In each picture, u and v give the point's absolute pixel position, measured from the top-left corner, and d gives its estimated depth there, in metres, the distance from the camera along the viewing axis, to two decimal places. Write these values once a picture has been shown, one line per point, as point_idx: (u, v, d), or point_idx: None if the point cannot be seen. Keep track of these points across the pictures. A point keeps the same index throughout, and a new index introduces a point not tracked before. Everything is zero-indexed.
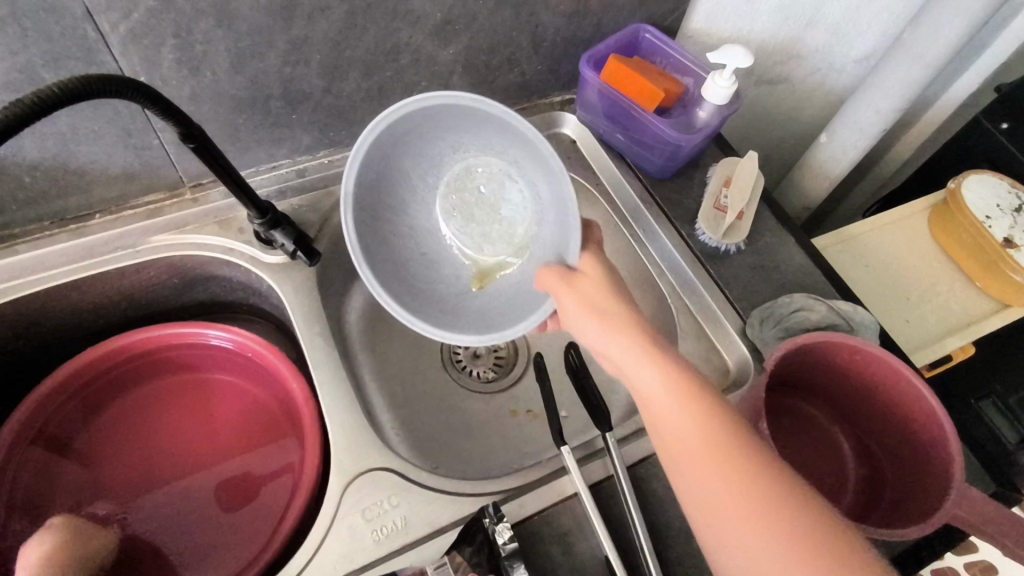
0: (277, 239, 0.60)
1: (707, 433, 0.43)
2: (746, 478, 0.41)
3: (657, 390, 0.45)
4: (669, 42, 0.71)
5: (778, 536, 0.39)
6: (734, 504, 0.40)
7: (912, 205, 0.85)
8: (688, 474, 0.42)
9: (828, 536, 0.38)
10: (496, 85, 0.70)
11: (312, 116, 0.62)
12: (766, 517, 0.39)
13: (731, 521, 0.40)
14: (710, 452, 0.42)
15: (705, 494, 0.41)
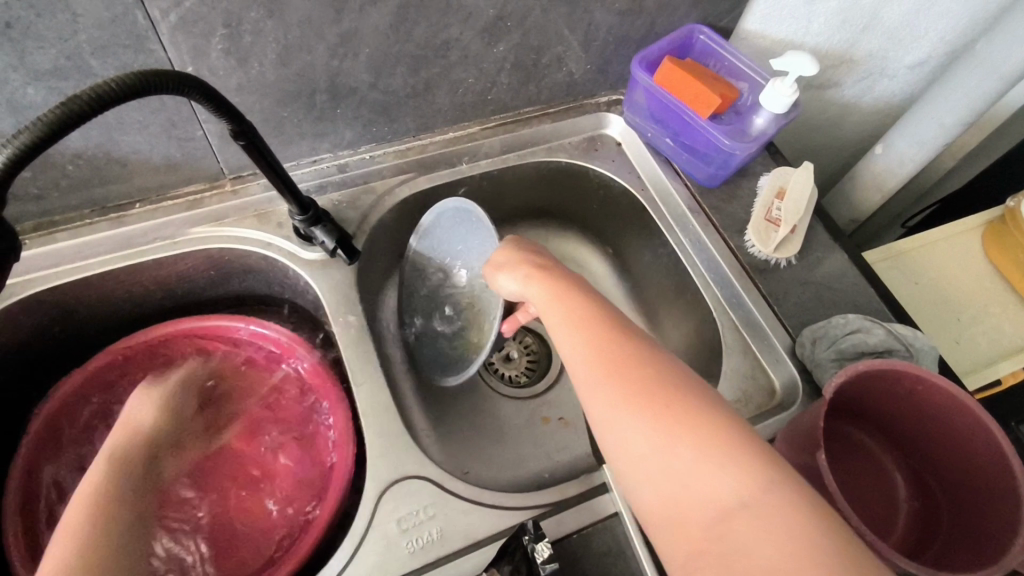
0: (317, 236, 0.58)
1: (625, 387, 0.43)
2: (662, 428, 0.40)
3: (580, 351, 0.47)
4: (725, 45, 0.68)
5: (694, 480, 0.38)
6: (652, 457, 0.40)
7: (965, 221, 0.82)
8: (609, 429, 0.43)
9: (743, 481, 0.37)
10: (543, 84, 0.68)
11: (356, 111, 0.60)
12: (682, 466, 0.39)
13: (654, 457, 0.40)
14: (625, 406, 0.42)
15: (626, 446, 0.41)
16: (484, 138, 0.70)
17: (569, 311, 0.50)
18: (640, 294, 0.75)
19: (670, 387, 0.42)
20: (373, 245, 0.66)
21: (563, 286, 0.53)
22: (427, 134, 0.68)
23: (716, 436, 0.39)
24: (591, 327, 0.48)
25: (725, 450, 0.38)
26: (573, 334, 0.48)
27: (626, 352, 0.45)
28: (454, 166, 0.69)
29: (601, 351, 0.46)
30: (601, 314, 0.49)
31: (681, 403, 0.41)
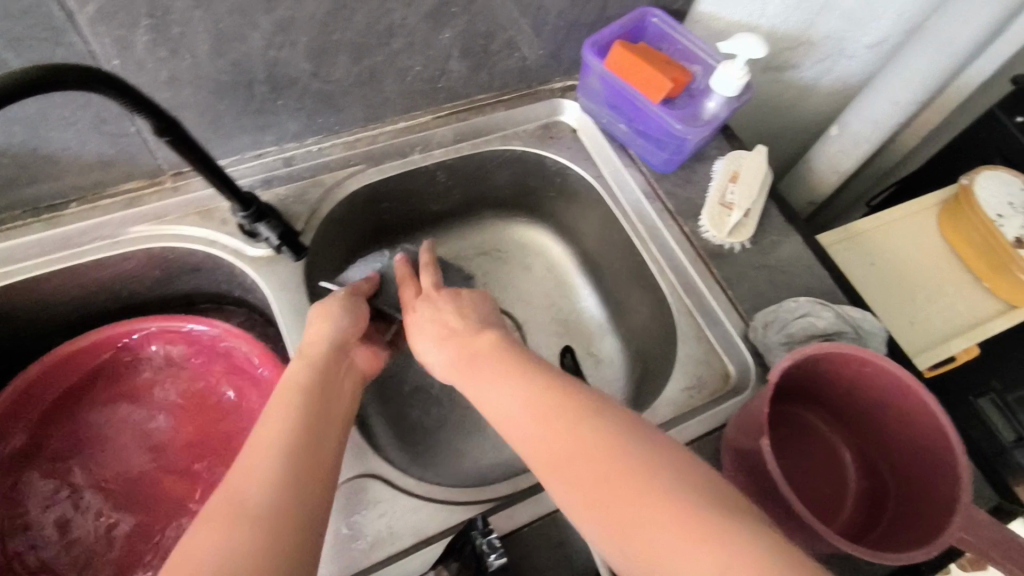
0: (261, 232, 0.57)
1: (583, 471, 0.38)
2: (633, 522, 0.35)
3: (528, 435, 0.42)
4: (677, 27, 0.67)
5: (679, 568, 0.33)
6: (629, 545, 0.35)
7: (921, 200, 0.83)
8: (576, 516, 0.38)
9: (723, 565, 0.31)
10: (495, 70, 0.67)
11: (299, 101, 0.59)
12: (665, 554, 0.33)
13: (634, 544, 0.34)
14: (587, 491, 0.37)
15: (599, 531, 0.36)
16: (435, 127, 0.68)
17: (506, 381, 0.45)
18: (601, 280, 0.75)
19: (637, 467, 0.37)
20: (324, 241, 0.65)
21: (495, 354, 0.48)
22: (376, 125, 0.66)
23: (690, 521, 0.34)
24: (542, 407, 0.42)
25: (699, 525, 0.33)
26: (520, 413, 0.43)
27: (580, 433, 0.39)
28: (405, 156, 0.67)
29: (556, 437, 0.40)
30: (546, 387, 0.43)
31: (650, 484, 0.36)
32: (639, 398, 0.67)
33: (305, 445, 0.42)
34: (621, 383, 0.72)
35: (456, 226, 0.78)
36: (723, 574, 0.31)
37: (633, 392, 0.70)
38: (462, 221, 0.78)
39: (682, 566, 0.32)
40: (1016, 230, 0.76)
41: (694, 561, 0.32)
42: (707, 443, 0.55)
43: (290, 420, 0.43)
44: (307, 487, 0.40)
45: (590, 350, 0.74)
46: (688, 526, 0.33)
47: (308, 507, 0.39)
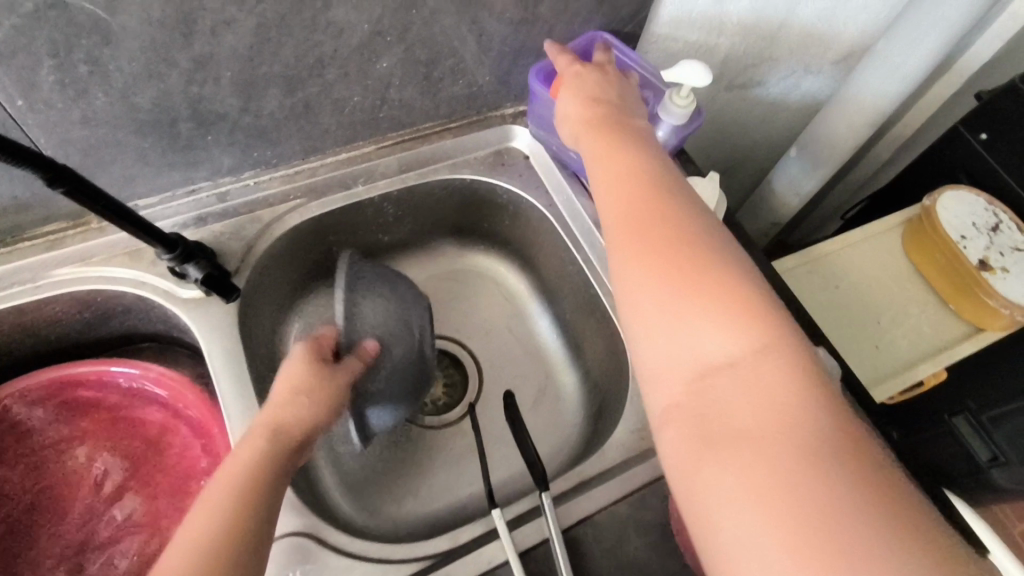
0: (189, 274, 0.54)
1: (656, 247, 0.41)
2: (687, 351, 0.37)
3: (608, 199, 0.45)
4: (626, 52, 0.65)
5: (698, 338, 0.37)
6: (677, 368, 0.37)
7: (885, 221, 0.81)
8: (627, 285, 0.40)
9: (739, 349, 0.36)
10: (441, 97, 0.65)
11: (230, 136, 0.56)
12: (713, 387, 0.36)
13: (679, 314, 0.38)
14: (648, 253, 0.40)
15: (637, 307, 0.40)
16: (380, 157, 0.66)
17: (618, 163, 0.47)
18: (559, 309, 0.73)
19: (757, 326, 0.37)
20: (263, 279, 0.63)
21: (606, 126, 0.51)
22: (318, 156, 0.64)
23: (775, 388, 0.34)
24: (639, 199, 0.43)
25: (744, 329, 0.36)
26: (615, 194, 0.45)
27: (689, 239, 0.41)
28: (348, 188, 0.65)
29: (644, 227, 0.42)
30: (667, 195, 0.43)
31: (750, 337, 0.36)
32: (596, 434, 0.65)
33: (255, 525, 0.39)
34: (579, 417, 0.69)
35: (408, 256, 0.76)
36: (759, 421, 0.33)
37: (591, 426, 0.67)
38: (415, 251, 0.76)
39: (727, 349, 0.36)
40: (982, 252, 0.75)
41: (734, 353, 0.36)
42: (658, 488, 0.52)
43: (230, 520, 0.38)
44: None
45: (548, 382, 0.72)
46: (750, 320, 0.37)
47: None
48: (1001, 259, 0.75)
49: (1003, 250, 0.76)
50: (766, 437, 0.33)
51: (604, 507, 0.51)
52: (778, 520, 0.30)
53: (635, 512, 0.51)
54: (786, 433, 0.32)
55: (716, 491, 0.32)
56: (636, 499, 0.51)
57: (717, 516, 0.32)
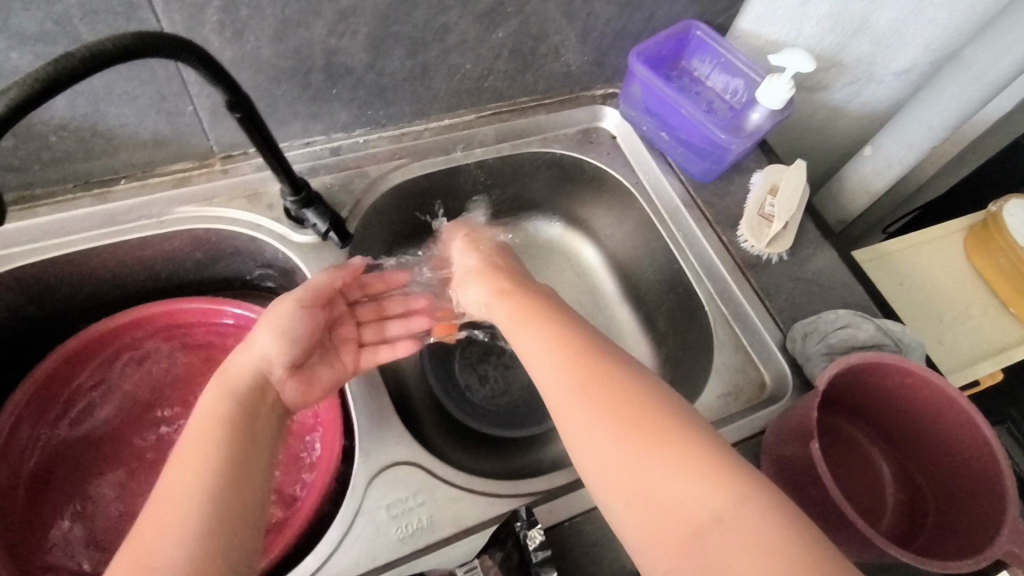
0: (309, 219, 0.58)
1: (610, 410, 0.43)
2: (668, 512, 0.37)
3: (552, 373, 0.47)
4: (722, 41, 0.69)
5: (676, 498, 0.37)
6: (664, 534, 0.37)
7: (949, 224, 0.83)
8: (597, 457, 0.41)
9: (722, 500, 0.36)
10: (541, 73, 0.68)
11: (352, 92, 0.60)
12: (704, 544, 0.35)
13: (651, 477, 0.39)
14: (606, 426, 0.42)
15: (608, 484, 0.40)
16: (479, 126, 0.69)
17: (548, 335, 0.51)
18: (633, 286, 0.76)
19: (717, 477, 0.37)
20: (367, 232, 0.66)
21: (531, 309, 0.55)
22: (423, 120, 0.67)
23: (750, 527, 0.35)
24: (588, 370, 0.46)
25: (709, 473, 0.38)
26: (558, 372, 0.47)
27: (635, 400, 0.43)
28: (448, 153, 0.68)
29: (590, 393, 0.44)
30: (608, 364, 0.46)
31: (721, 487, 0.37)
32: None
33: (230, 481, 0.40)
34: None
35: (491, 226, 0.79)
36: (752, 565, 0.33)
37: None
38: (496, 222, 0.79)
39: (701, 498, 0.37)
40: None
41: (712, 504, 0.36)
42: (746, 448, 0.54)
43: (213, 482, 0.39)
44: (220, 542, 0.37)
45: None
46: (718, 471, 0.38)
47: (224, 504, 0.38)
48: None
49: None
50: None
51: None
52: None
53: None
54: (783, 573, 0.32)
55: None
56: None
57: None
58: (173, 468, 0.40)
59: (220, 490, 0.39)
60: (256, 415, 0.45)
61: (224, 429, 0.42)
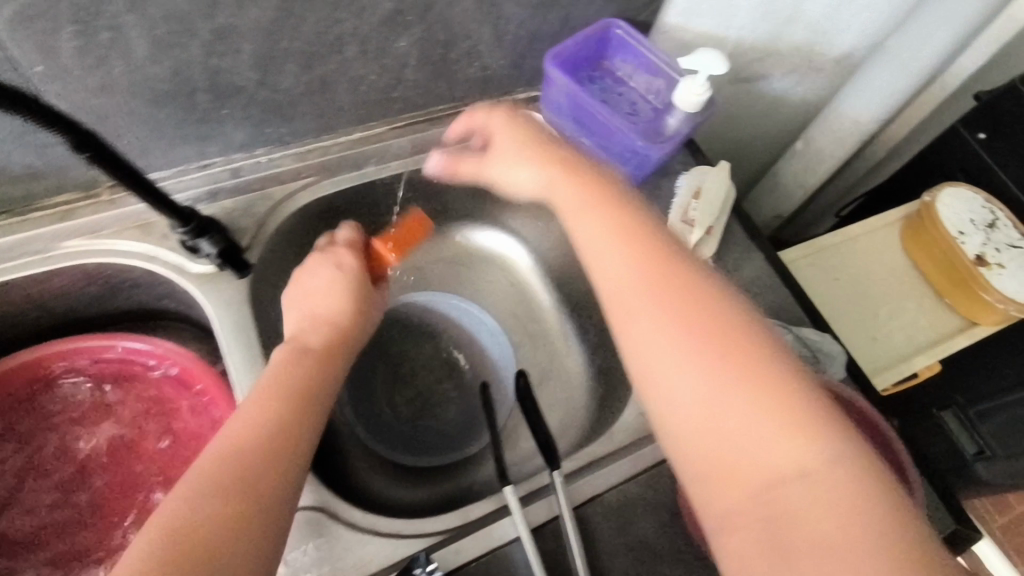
0: (203, 248, 0.54)
1: (687, 321, 0.41)
2: (746, 461, 0.37)
3: (622, 271, 0.45)
4: (642, 41, 0.67)
5: (756, 443, 0.37)
6: (737, 482, 0.37)
7: (887, 215, 0.83)
8: (671, 390, 0.40)
9: (810, 455, 0.36)
10: (456, 79, 0.65)
11: (245, 111, 0.56)
12: (777, 498, 0.35)
13: (733, 405, 0.38)
14: (697, 359, 0.40)
15: (677, 421, 0.40)
16: (392, 138, 0.66)
17: (626, 246, 0.46)
18: (566, 295, 0.74)
19: (822, 433, 0.37)
20: (275, 257, 0.63)
21: (593, 190, 0.51)
22: (330, 134, 0.63)
23: (835, 492, 0.34)
24: (676, 283, 0.43)
25: (781, 404, 0.38)
26: (631, 273, 0.45)
27: (718, 319, 0.41)
28: (359, 168, 0.65)
29: (687, 313, 0.42)
30: (710, 289, 0.43)
31: (817, 443, 0.36)
32: (602, 421, 0.65)
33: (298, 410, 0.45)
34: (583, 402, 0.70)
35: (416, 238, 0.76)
36: (845, 530, 0.33)
37: (594, 412, 0.68)
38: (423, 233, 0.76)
39: (781, 447, 0.36)
40: (979, 248, 0.76)
41: (790, 449, 0.36)
42: (664, 468, 0.53)
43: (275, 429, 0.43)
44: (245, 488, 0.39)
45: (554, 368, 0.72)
46: (791, 406, 0.37)
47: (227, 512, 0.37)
48: (997, 255, 0.76)
49: (1000, 246, 0.76)
50: (839, 546, 0.33)
51: (614, 486, 0.51)
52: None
53: (642, 490, 0.51)
54: (852, 540, 0.33)
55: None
56: (642, 479, 0.52)
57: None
58: (250, 404, 0.44)
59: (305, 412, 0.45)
60: (328, 365, 0.50)
61: (299, 378, 0.47)
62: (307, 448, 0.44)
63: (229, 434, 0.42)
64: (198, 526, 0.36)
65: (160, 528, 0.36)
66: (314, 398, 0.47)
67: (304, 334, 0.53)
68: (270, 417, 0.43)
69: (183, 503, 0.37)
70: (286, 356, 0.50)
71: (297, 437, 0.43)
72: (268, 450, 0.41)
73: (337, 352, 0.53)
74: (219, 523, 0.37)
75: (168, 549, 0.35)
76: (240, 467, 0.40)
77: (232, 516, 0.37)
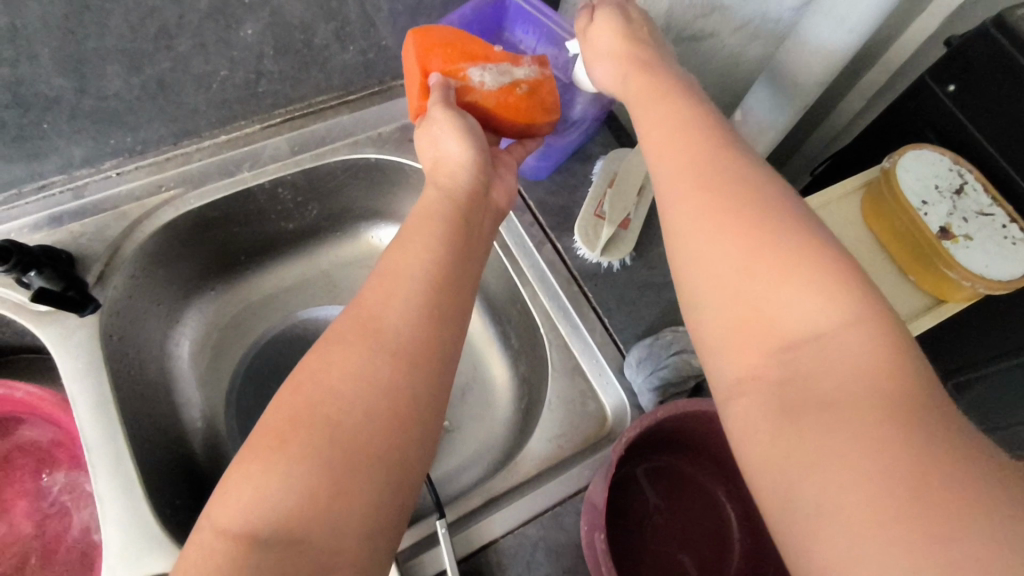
0: (35, 284, 0.47)
1: (698, 169, 0.34)
2: (758, 309, 0.29)
3: (652, 129, 0.39)
4: (541, 5, 0.58)
5: (773, 297, 0.29)
6: (749, 329, 0.29)
7: (843, 184, 0.70)
8: (689, 238, 0.32)
9: (829, 306, 0.28)
10: (331, 67, 0.57)
11: (72, 123, 0.48)
12: (800, 356, 0.28)
13: (744, 253, 0.30)
14: (725, 216, 0.32)
15: (699, 250, 0.32)
16: (265, 139, 0.59)
17: (665, 112, 0.39)
18: (484, 296, 0.67)
19: (849, 282, 0.28)
20: (147, 282, 0.56)
21: (654, 82, 0.43)
22: (193, 140, 0.56)
23: (867, 365, 0.26)
24: (704, 150, 0.35)
25: (811, 271, 0.29)
26: (672, 136, 0.37)
27: (725, 174, 0.33)
28: (231, 174, 0.57)
29: (699, 167, 0.34)
30: (736, 156, 0.35)
31: (843, 292, 0.28)
32: (521, 436, 0.57)
33: (453, 285, 0.38)
34: (503, 418, 0.62)
35: (321, 244, 0.69)
36: (853, 387, 0.25)
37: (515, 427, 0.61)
38: (327, 237, 0.69)
39: (788, 284, 0.29)
40: (943, 218, 0.62)
41: (805, 300, 0.28)
42: (572, 505, 0.46)
43: (423, 308, 0.36)
44: (421, 376, 0.33)
45: (475, 378, 0.65)
46: (812, 259, 0.29)
47: (415, 405, 0.33)
48: (964, 225, 0.62)
49: (966, 215, 0.62)
50: (851, 402, 0.25)
51: (512, 530, 0.45)
52: (886, 497, 0.22)
53: (546, 535, 0.45)
54: (877, 393, 0.25)
55: (802, 470, 0.25)
56: None
57: (805, 498, 0.24)
58: (385, 275, 0.37)
59: (452, 280, 0.38)
60: (473, 219, 0.43)
61: (452, 232, 0.41)
62: (457, 332, 0.37)
63: (375, 298, 0.36)
64: (374, 414, 0.31)
65: (293, 409, 0.31)
66: (457, 281, 0.38)
67: (440, 176, 0.45)
68: (430, 252, 0.38)
69: (342, 368, 0.32)
70: (441, 198, 0.43)
71: (456, 301, 0.38)
72: (423, 334, 0.35)
73: (479, 202, 0.46)
74: (382, 399, 0.32)
75: (310, 418, 0.31)
76: (383, 334, 0.34)
77: (390, 407, 0.32)
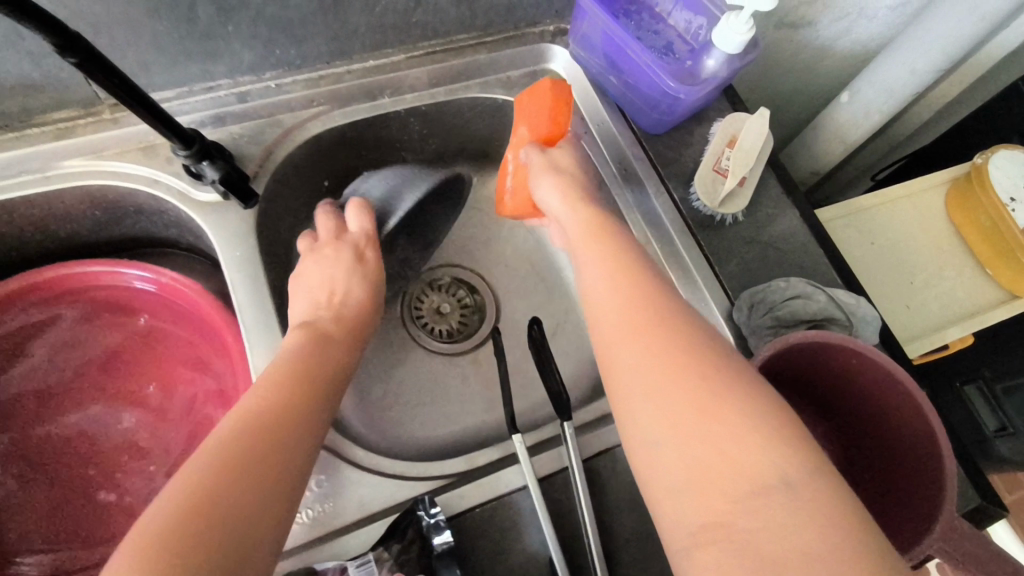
0: (206, 173, 0.51)
1: (644, 327, 0.39)
2: (710, 465, 0.32)
3: (595, 281, 0.44)
4: None
5: (722, 452, 0.33)
6: (702, 486, 0.32)
7: (931, 176, 0.73)
8: (642, 395, 0.36)
9: (782, 459, 0.32)
10: (479, 6, 0.60)
11: (252, 28, 0.52)
12: (754, 506, 0.31)
13: (688, 411, 0.34)
14: (671, 378, 0.35)
15: (653, 406, 0.35)
16: (408, 68, 0.62)
17: (605, 259, 0.45)
18: None
19: (780, 436, 0.33)
20: (282, 195, 0.60)
21: (597, 223, 0.49)
22: (344, 61, 0.60)
23: (812, 509, 0.30)
24: (639, 305, 0.40)
25: (754, 430, 0.33)
26: (612, 289, 0.42)
27: (665, 330, 0.38)
28: (374, 99, 0.61)
29: (644, 325, 0.39)
30: (673, 312, 0.39)
31: (786, 446, 0.32)
32: None
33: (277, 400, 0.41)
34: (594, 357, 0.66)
35: None
36: (801, 539, 0.29)
37: None
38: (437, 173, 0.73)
39: (729, 442, 0.33)
40: None
41: (747, 456, 0.32)
42: None
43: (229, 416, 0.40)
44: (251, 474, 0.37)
45: (569, 316, 0.69)
46: (749, 420, 0.33)
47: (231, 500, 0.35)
48: None
49: None
50: (806, 557, 0.29)
51: None
52: None
53: None
54: (822, 540, 0.29)
55: None
56: None
57: None
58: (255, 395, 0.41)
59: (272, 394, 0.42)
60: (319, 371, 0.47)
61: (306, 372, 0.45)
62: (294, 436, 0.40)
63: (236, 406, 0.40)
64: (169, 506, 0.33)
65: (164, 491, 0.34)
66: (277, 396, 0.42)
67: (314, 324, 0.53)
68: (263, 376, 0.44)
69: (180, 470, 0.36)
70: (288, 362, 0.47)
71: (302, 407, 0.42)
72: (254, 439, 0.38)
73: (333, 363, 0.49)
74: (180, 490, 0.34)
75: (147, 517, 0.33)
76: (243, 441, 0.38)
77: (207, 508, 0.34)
